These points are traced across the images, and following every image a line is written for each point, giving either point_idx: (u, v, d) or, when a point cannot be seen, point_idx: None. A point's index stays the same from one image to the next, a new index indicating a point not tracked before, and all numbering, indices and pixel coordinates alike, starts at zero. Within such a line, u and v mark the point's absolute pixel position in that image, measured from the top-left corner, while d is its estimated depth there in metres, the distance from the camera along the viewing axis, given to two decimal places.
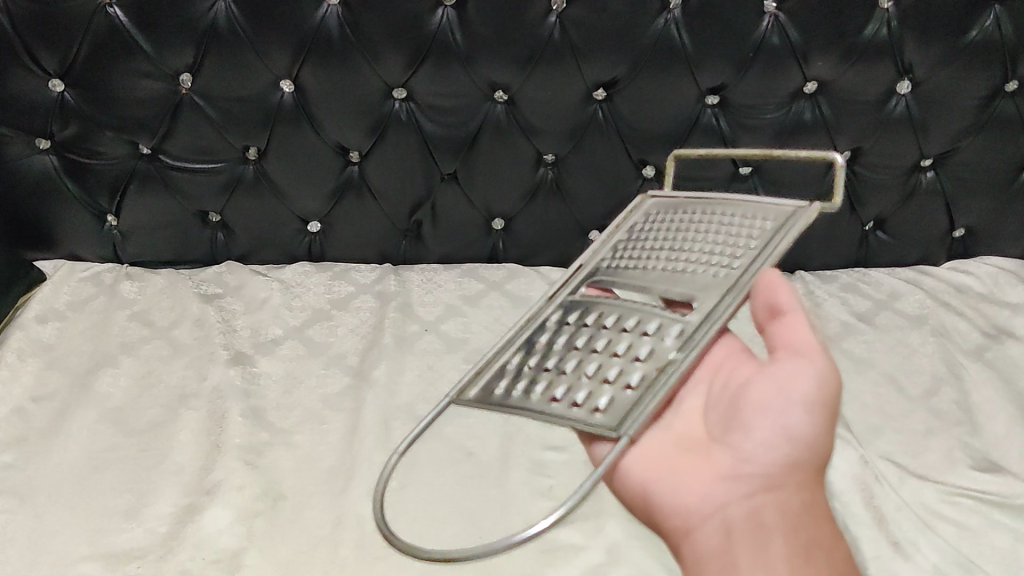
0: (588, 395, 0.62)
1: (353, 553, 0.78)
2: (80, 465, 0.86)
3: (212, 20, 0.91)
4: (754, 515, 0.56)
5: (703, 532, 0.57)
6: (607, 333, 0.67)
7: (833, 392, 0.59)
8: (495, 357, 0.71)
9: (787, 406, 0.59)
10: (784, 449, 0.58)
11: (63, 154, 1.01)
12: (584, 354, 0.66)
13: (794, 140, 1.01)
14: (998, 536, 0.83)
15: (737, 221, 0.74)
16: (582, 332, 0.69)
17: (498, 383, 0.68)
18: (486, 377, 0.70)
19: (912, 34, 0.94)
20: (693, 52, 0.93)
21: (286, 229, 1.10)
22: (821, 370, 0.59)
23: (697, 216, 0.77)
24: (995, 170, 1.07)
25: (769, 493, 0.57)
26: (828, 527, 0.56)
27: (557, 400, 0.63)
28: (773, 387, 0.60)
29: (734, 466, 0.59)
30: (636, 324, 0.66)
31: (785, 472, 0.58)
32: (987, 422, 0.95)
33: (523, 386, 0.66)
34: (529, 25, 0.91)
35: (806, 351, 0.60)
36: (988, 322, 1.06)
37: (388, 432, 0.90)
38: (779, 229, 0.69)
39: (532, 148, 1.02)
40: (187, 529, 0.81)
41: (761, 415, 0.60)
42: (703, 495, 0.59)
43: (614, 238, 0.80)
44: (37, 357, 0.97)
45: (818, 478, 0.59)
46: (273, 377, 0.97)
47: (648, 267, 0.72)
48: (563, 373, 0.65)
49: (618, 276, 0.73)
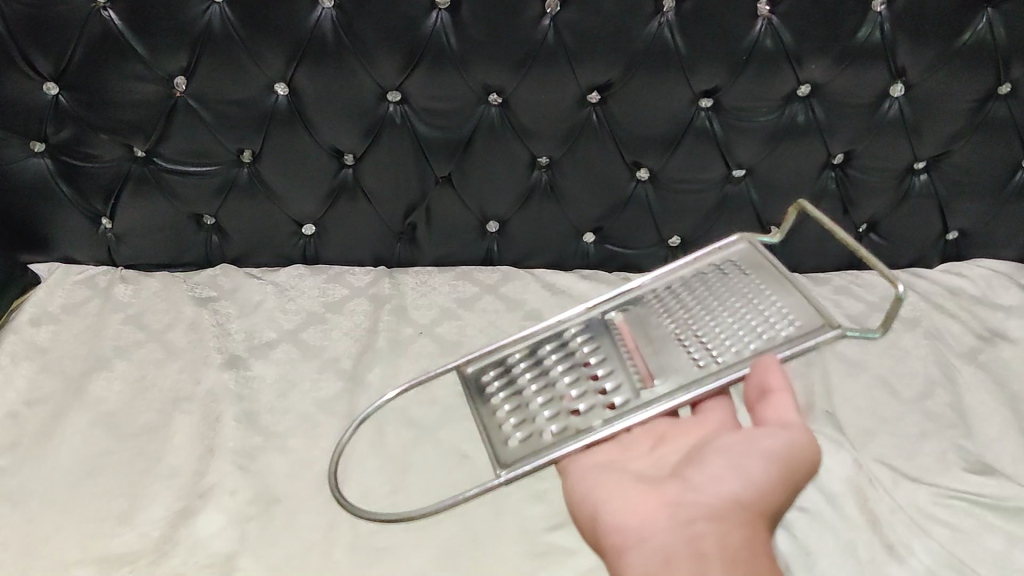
0: (517, 421, 0.75)
1: (349, 556, 0.80)
2: (75, 469, 0.86)
3: (206, 23, 0.90)
4: (694, 542, 0.57)
5: (637, 553, 0.59)
6: (581, 373, 0.78)
7: (795, 447, 0.64)
8: (503, 346, 0.84)
9: (747, 451, 0.64)
10: (732, 485, 0.62)
11: (58, 156, 1.01)
12: (550, 383, 0.78)
13: (786, 143, 1.02)
14: (991, 539, 0.84)
15: (775, 312, 0.76)
16: (568, 359, 0.80)
17: (490, 370, 0.82)
18: (488, 362, 0.83)
19: (907, 37, 0.93)
20: (687, 55, 0.93)
21: (280, 231, 1.10)
22: (793, 435, 0.65)
23: (757, 287, 0.79)
24: (989, 172, 1.07)
25: (710, 522, 0.59)
26: (770, 568, 0.57)
27: (500, 413, 0.77)
28: (743, 439, 0.65)
29: (680, 495, 0.63)
30: (603, 379, 0.76)
31: (730, 507, 0.60)
32: (979, 424, 0.96)
33: (494, 383, 0.80)
34: (522, 28, 0.90)
35: (785, 422, 0.66)
36: (981, 324, 1.07)
37: (381, 436, 0.92)
38: (790, 341, 0.71)
39: (527, 151, 1.02)
40: (181, 532, 0.82)
41: (719, 456, 0.65)
42: (645, 519, 0.61)
43: (676, 279, 0.86)
44: (31, 361, 0.97)
45: (765, 522, 0.61)
46: (267, 380, 0.97)
47: (666, 324, 0.80)
48: (521, 390, 0.78)
49: (637, 320, 0.82)
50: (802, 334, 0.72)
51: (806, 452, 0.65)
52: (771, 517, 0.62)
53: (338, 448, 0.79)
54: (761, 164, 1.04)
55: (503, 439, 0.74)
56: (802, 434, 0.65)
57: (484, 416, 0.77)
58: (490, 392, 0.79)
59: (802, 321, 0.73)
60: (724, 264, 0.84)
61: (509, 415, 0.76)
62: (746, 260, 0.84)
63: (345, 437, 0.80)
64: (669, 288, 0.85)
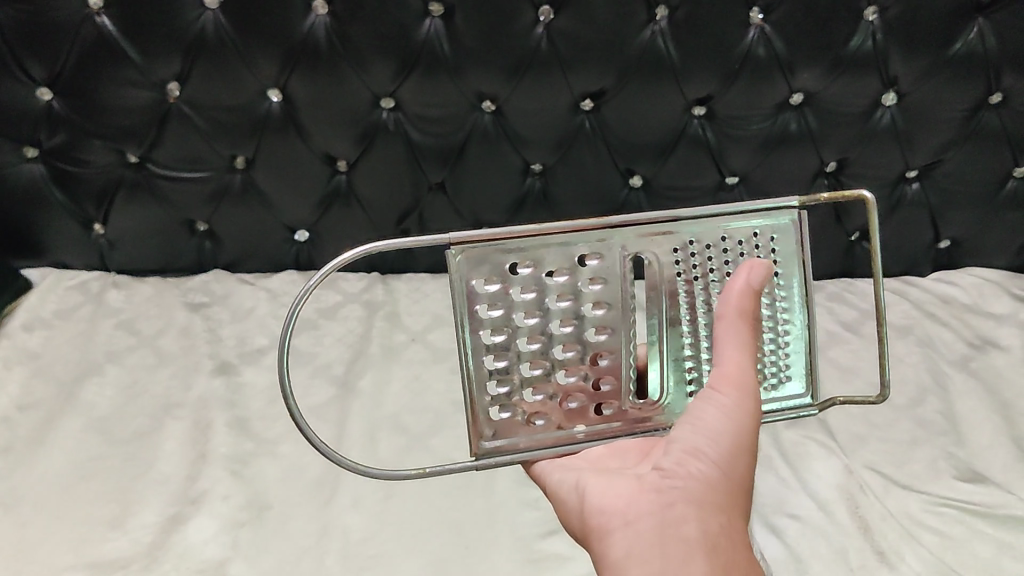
0: (500, 377, 0.64)
1: (340, 563, 0.80)
2: (65, 474, 0.86)
3: (200, 29, 0.90)
4: (676, 526, 0.54)
5: (622, 537, 0.56)
6: (584, 344, 0.66)
7: (736, 421, 0.60)
8: (507, 245, 0.61)
9: (700, 434, 0.60)
10: (699, 467, 0.58)
11: (51, 162, 1.00)
12: (549, 342, 0.65)
13: (779, 150, 1.03)
14: (980, 545, 0.83)
15: (774, 352, 0.70)
16: (576, 314, 0.65)
17: (490, 274, 0.62)
18: (486, 253, 0.61)
19: (899, 47, 0.94)
20: (681, 64, 0.93)
21: (272, 239, 1.10)
22: (733, 406, 0.60)
23: (780, 309, 0.69)
24: (980, 182, 1.08)
25: (690, 504, 0.55)
26: (748, 556, 0.54)
27: (488, 357, 0.63)
28: (690, 422, 0.61)
29: (659, 478, 0.58)
30: (603, 367, 0.67)
31: (707, 490, 0.56)
32: (970, 432, 0.96)
33: (493, 307, 0.63)
34: (516, 35, 0.90)
35: (734, 381, 0.61)
36: (974, 332, 1.07)
37: (374, 441, 0.91)
38: (774, 406, 0.70)
39: (520, 158, 1.02)
40: (173, 537, 0.81)
41: (675, 441, 0.61)
42: (628, 501, 0.58)
43: (719, 232, 0.65)
44: (23, 366, 0.97)
45: (742, 509, 0.58)
46: (260, 386, 0.97)
47: (678, 316, 0.67)
48: (516, 331, 0.64)
49: (658, 284, 0.66)
50: (788, 400, 0.71)
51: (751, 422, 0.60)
52: (745, 503, 0.58)
53: (285, 323, 0.59)
54: (754, 172, 1.05)
55: (482, 400, 0.64)
56: (746, 401, 0.60)
57: (471, 355, 0.63)
58: (478, 321, 0.63)
59: (791, 387, 0.71)
60: (768, 254, 0.68)
61: (496, 363, 0.64)
62: (794, 262, 0.68)
63: (297, 300, 0.58)
64: (710, 244, 0.66)
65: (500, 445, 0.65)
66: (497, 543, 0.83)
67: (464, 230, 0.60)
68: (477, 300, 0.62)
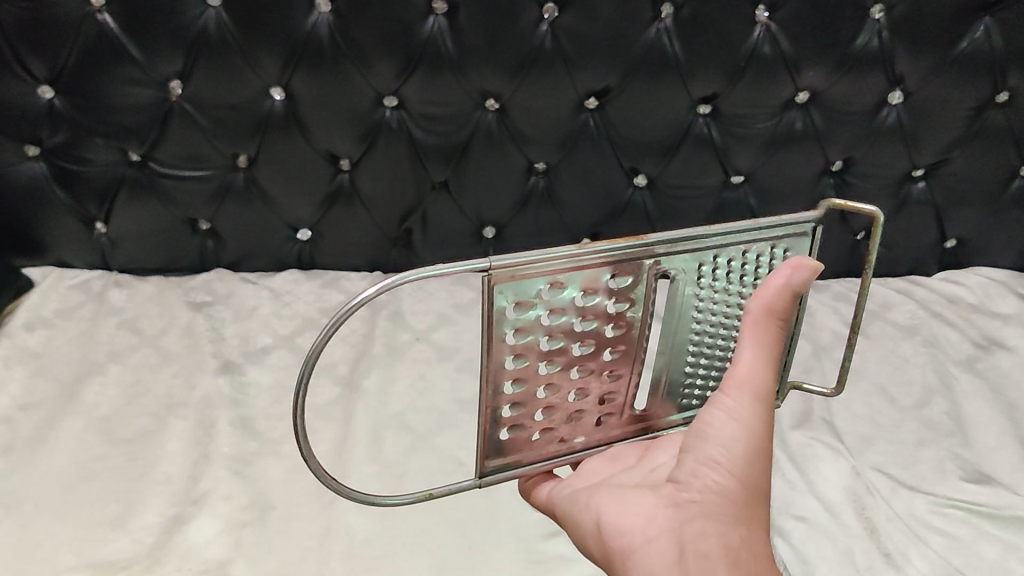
0: (515, 400, 0.62)
1: (343, 564, 0.79)
2: (66, 475, 0.85)
3: (202, 27, 0.90)
4: (696, 542, 0.54)
5: (644, 557, 0.56)
6: (597, 363, 0.64)
7: (746, 425, 0.58)
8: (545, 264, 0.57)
9: (711, 440, 0.58)
10: (712, 477, 0.57)
11: (52, 160, 1.00)
12: (567, 365, 0.62)
13: (785, 150, 1.02)
14: (988, 548, 0.83)
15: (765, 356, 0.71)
16: (597, 334, 0.62)
17: (522, 294, 0.58)
18: (522, 273, 0.57)
19: (904, 45, 0.94)
20: (685, 61, 0.93)
21: (275, 238, 1.10)
22: (745, 413, 0.58)
23: None
24: (984, 181, 1.08)
25: (708, 519, 0.55)
26: (768, 567, 0.54)
27: (507, 383, 0.61)
28: (701, 428, 0.59)
29: (675, 491, 0.58)
30: (609, 382, 0.66)
31: (722, 502, 0.56)
32: (977, 432, 0.95)
33: (519, 330, 0.59)
34: (518, 33, 0.90)
35: (745, 386, 0.59)
36: (979, 332, 1.07)
37: (377, 441, 0.90)
38: None
39: (523, 156, 1.02)
40: (175, 538, 0.80)
41: (688, 452, 0.60)
42: (645, 518, 0.57)
43: (740, 247, 0.63)
44: (24, 365, 0.96)
45: (756, 512, 0.57)
46: (262, 386, 0.97)
47: (684, 324, 0.66)
48: (538, 356, 0.61)
49: (671, 294, 0.65)
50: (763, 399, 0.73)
51: (762, 428, 0.58)
52: (763, 508, 0.57)
53: (306, 360, 0.55)
54: (758, 172, 1.04)
55: (496, 425, 0.62)
56: (756, 408, 0.58)
57: (490, 383, 0.60)
58: (503, 347, 0.59)
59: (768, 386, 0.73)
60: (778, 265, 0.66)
61: (513, 387, 0.61)
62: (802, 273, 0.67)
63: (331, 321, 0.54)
64: (730, 259, 0.64)
65: (505, 462, 0.64)
66: (502, 545, 0.82)
67: (504, 255, 0.56)
68: (505, 324, 0.58)
